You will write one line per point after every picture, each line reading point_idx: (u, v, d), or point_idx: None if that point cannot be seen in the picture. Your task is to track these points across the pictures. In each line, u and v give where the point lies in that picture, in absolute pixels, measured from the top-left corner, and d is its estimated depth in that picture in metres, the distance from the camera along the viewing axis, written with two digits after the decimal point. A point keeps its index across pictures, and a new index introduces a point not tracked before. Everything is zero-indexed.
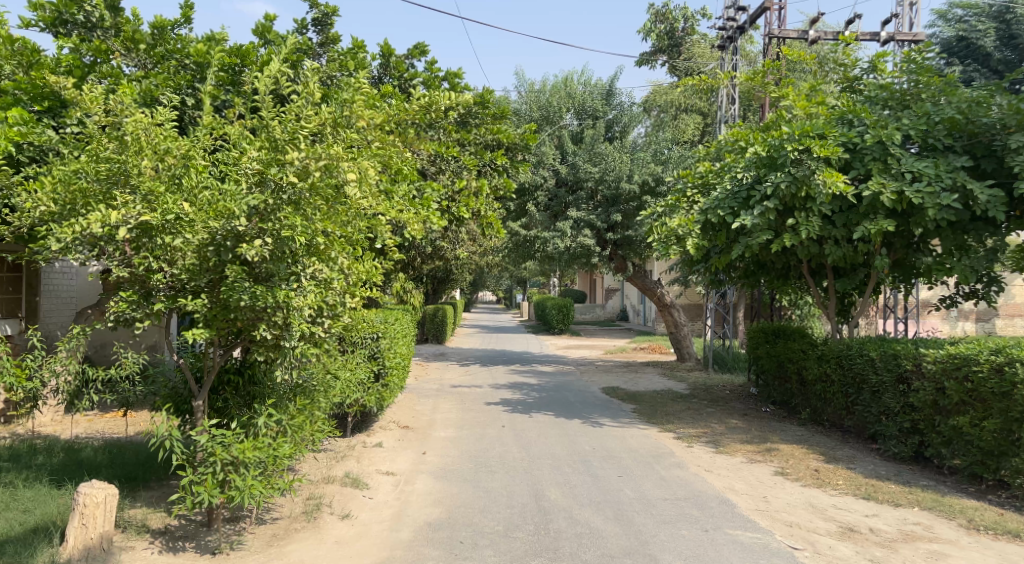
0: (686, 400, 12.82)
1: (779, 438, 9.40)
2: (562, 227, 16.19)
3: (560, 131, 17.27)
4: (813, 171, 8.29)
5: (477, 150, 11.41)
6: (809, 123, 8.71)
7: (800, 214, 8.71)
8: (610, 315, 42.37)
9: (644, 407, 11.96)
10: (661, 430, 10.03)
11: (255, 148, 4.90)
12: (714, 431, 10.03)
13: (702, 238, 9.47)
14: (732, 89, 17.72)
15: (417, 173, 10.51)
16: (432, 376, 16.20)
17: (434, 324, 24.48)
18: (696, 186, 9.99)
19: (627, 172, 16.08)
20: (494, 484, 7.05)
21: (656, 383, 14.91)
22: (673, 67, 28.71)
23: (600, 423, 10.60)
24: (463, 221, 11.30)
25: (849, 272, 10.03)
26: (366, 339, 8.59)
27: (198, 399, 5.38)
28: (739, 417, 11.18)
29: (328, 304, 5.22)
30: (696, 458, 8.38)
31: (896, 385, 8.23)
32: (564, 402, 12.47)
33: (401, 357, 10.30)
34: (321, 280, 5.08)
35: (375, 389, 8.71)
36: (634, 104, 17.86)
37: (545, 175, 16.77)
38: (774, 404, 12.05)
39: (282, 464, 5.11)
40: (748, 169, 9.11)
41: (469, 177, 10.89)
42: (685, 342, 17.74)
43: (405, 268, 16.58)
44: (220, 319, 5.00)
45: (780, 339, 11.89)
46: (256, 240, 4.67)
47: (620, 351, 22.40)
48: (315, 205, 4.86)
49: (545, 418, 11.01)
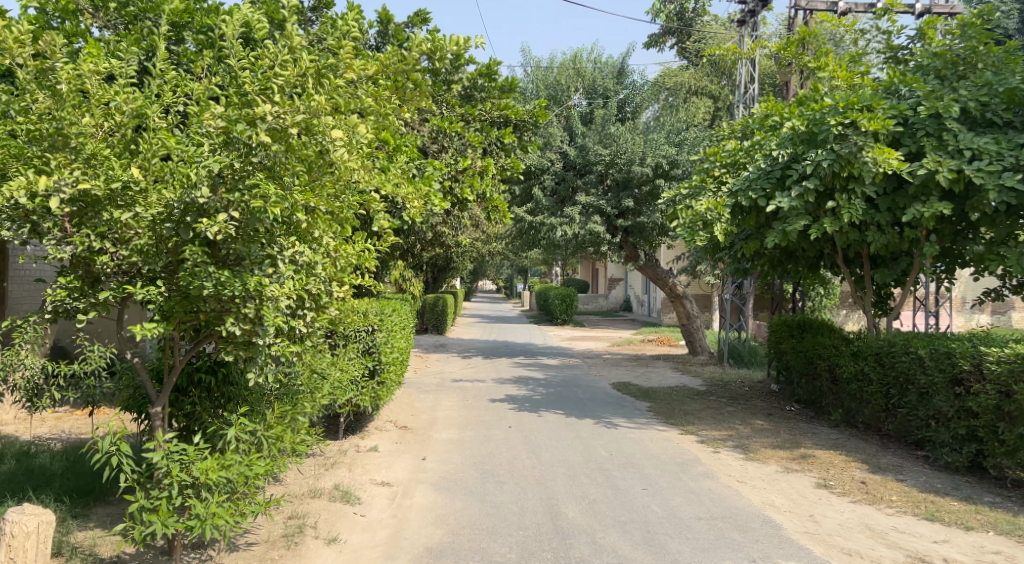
0: (704, 398, 12.01)
1: (813, 443, 8.57)
2: (570, 213, 15.33)
3: (568, 111, 16.42)
4: (861, 148, 7.39)
5: (482, 127, 10.51)
6: (855, 94, 7.82)
7: (842, 197, 7.87)
8: (614, 306, 41.56)
9: (660, 405, 11.15)
10: (682, 433, 9.21)
11: (219, 102, 3.98)
12: (740, 434, 9.19)
13: (732, 222, 8.60)
14: (751, 67, 16.98)
15: (417, 150, 9.62)
16: (432, 369, 15.37)
17: (435, 315, 23.62)
18: (723, 166, 9.11)
19: (639, 155, 15.22)
20: (504, 499, 6.21)
21: (669, 378, 14.09)
22: (683, 49, 27.96)
23: (615, 424, 9.78)
24: (466, 204, 10.44)
25: (890, 261, 9.17)
26: (360, 332, 7.74)
27: (156, 404, 4.46)
28: (764, 417, 10.35)
29: (310, 294, 4.36)
30: (726, 466, 7.55)
31: (950, 388, 7.40)
32: (574, 399, 11.64)
33: (400, 351, 9.45)
34: (302, 264, 4.23)
35: (370, 388, 7.88)
36: (646, 84, 17.03)
37: (553, 158, 15.89)
38: (799, 403, 11.23)
39: (256, 486, 4.27)
40: (783, 146, 8.23)
41: (474, 155, 10.02)
42: (698, 335, 16.90)
43: (404, 255, 15.72)
44: (181, 311, 4.14)
45: (807, 333, 11.05)
46: (219, 215, 3.78)
47: (628, 343, 21.59)
48: (294, 172, 3.97)
49: (555, 417, 10.19)
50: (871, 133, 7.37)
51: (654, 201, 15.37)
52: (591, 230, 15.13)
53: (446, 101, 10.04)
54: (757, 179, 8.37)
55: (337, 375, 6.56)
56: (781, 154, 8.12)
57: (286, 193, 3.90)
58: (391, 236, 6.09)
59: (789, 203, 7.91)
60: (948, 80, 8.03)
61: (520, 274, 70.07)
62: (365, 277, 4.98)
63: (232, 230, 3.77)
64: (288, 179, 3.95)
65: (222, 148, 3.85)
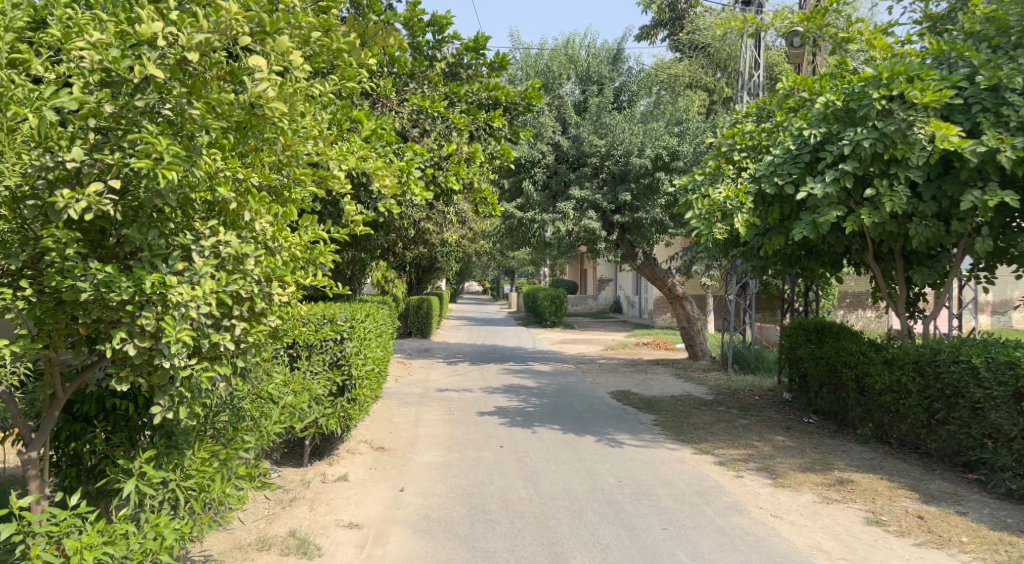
0: (713, 408, 10.99)
1: (846, 464, 7.53)
2: (563, 208, 14.25)
3: (561, 99, 15.38)
4: (910, 123, 6.36)
5: (469, 109, 9.42)
6: (898, 63, 6.78)
7: (882, 183, 6.85)
8: (603, 306, 40.67)
9: (666, 418, 10.11)
10: (696, 453, 8.17)
11: (100, 28, 2.83)
12: (762, 452, 8.14)
13: (754, 213, 7.54)
14: (755, 51, 15.83)
15: (394, 133, 8.52)
16: (416, 377, 14.23)
17: (419, 317, 22.39)
18: (741, 150, 8.05)
19: (638, 145, 14.15)
20: (497, 545, 5.10)
21: (671, 386, 13.06)
22: (675, 41, 27.00)
23: (619, 441, 8.73)
24: (451, 196, 9.34)
25: (927, 258, 8.16)
26: (326, 342, 6.62)
27: (29, 450, 3.29)
28: (782, 431, 9.32)
29: (240, 298, 3.24)
30: (755, 496, 6.49)
31: (1014, 403, 6.39)
32: (571, 412, 10.57)
33: (377, 361, 8.33)
34: (223, 256, 3.10)
35: (338, 407, 6.74)
36: (643, 70, 16.01)
37: (544, 149, 14.82)
38: (818, 414, 10.24)
39: (167, 561, 3.13)
40: (815, 124, 7.17)
41: (460, 140, 8.92)
42: (698, 338, 15.89)
43: (385, 254, 14.58)
44: (55, 322, 2.97)
45: (827, 338, 10.05)
46: (93, 186, 2.63)
47: (622, 347, 20.58)
48: (207, 125, 2.84)
49: (552, 433, 9.11)
50: (922, 107, 6.34)
51: (654, 195, 14.33)
52: (586, 226, 14.07)
53: (427, 79, 9.18)
54: (783, 163, 7.32)
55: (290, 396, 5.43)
56: (812, 134, 7.07)
57: (195, 155, 2.77)
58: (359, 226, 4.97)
59: (825, 190, 6.86)
60: (1001, 49, 6.94)
61: (506, 275, 68.95)
62: (320, 276, 3.86)
63: (109, 206, 2.61)
64: (195, 136, 2.81)
65: (98, 90, 2.72)
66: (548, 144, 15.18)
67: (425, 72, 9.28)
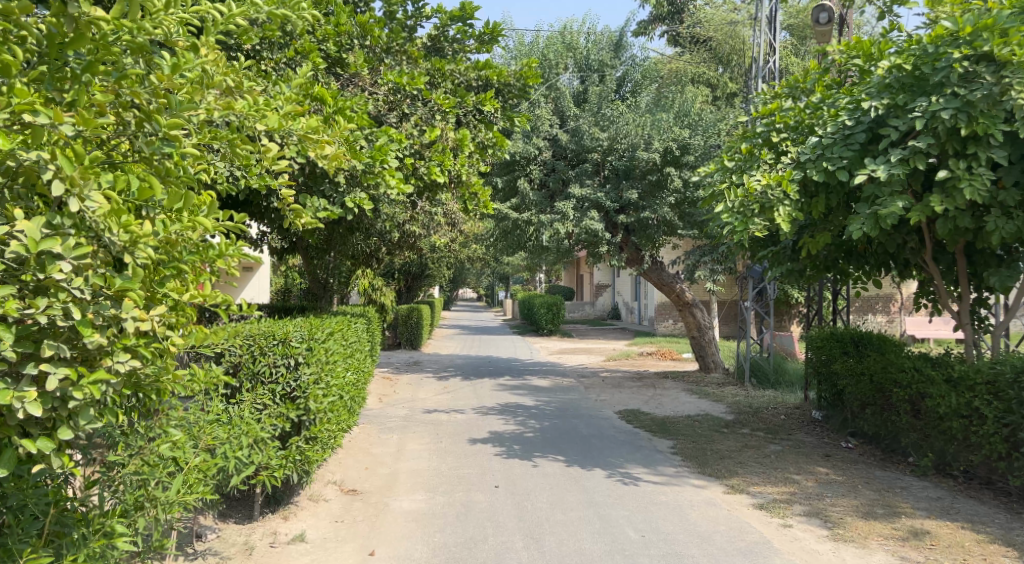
0: (735, 430, 9.71)
1: (913, 507, 6.23)
2: (562, 207, 12.95)
3: (558, 90, 14.17)
4: (1004, 87, 5.10)
5: (455, 90, 8.14)
6: (983, 16, 5.51)
7: (958, 164, 5.56)
8: (601, 314, 39.38)
9: (685, 445, 8.82)
10: (728, 492, 6.87)
11: None
12: (806, 491, 6.84)
13: (797, 206, 6.26)
14: (770, 36, 14.37)
15: (367, 116, 7.24)
16: (401, 395, 12.89)
17: (408, 328, 20.99)
18: (777, 130, 6.76)
19: (644, 138, 12.84)
20: None
21: (685, 403, 11.77)
22: (674, 35, 25.71)
23: (635, 476, 7.42)
24: (435, 191, 8.07)
25: (998, 259, 6.90)
26: (277, 367, 5.35)
27: None
28: (823, 461, 8.02)
29: (47, 328, 2.01)
30: (813, 556, 5.19)
31: None
32: (577, 439, 9.27)
33: (351, 386, 7.06)
34: (10, 256, 1.90)
35: (292, 449, 5.40)
36: (648, 58, 14.84)
37: (540, 145, 13.55)
38: (858, 439, 8.95)
39: None
40: (875, 96, 5.90)
41: (444, 125, 7.64)
42: (710, 347, 14.62)
43: (369, 260, 13.30)
44: None
45: (868, 350, 8.79)
46: None
47: (625, 357, 19.26)
48: None
49: (555, 467, 7.79)
50: (1016, 67, 5.09)
51: (661, 193, 13.05)
52: (587, 228, 12.79)
53: (405, 54, 8.00)
54: (832, 145, 6.08)
55: (200, 450, 4.09)
56: (872, 107, 5.83)
57: None
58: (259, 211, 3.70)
59: (890, 173, 5.58)
60: None
61: (501, 282, 67.60)
62: (216, 289, 2.54)
63: None
64: None
65: None
66: (545, 139, 13.92)
67: (403, 46, 8.01)
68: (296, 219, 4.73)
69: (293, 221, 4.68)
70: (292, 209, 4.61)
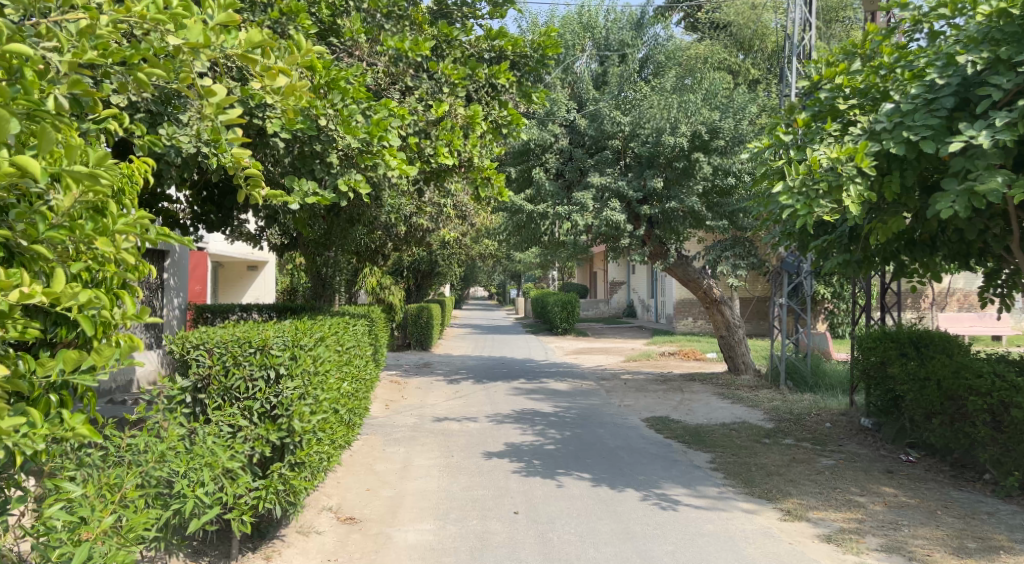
0: (778, 441, 8.76)
1: (1011, 540, 5.27)
2: (581, 198, 12.06)
3: (576, 73, 13.29)
4: None
5: (465, 61, 7.24)
6: None
7: None
8: (616, 312, 38.39)
9: (725, 459, 7.89)
10: (786, 517, 5.93)
11: None
12: (877, 517, 5.87)
13: (869, 185, 5.31)
14: (805, 10, 13.25)
15: (365, 89, 6.35)
16: (410, 401, 12.01)
17: (418, 328, 20.10)
18: (846, 98, 5.78)
19: (670, 121, 11.83)
20: None
21: (717, 409, 10.81)
22: (692, 21, 24.66)
23: (676, 498, 6.47)
24: (443, 175, 7.19)
25: None
26: (254, 381, 4.47)
27: None
28: (886, 478, 7.06)
29: None
30: None
31: None
32: (603, 452, 8.35)
33: (347, 399, 6.16)
34: None
35: (274, 479, 4.49)
36: (671, 38, 13.89)
37: (556, 131, 12.67)
38: (919, 451, 7.99)
39: None
40: (970, 50, 4.93)
41: (452, 100, 6.77)
42: (739, 347, 13.67)
43: (375, 256, 12.44)
44: None
45: (930, 351, 7.83)
46: None
47: (645, 357, 18.32)
48: None
49: (583, 487, 6.87)
50: None
51: (688, 180, 12.13)
52: (607, 219, 11.87)
53: (408, 20, 7.12)
54: (913, 112, 5.12)
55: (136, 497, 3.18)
56: (968, 63, 4.85)
57: None
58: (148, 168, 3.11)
59: (993, 140, 4.61)
60: None
61: (513, 281, 66.66)
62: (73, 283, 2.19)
63: None
64: None
65: None
66: (561, 125, 13.05)
67: (406, 11, 7.14)
68: (255, 187, 4.32)
69: (252, 191, 4.24)
70: (248, 174, 4.17)
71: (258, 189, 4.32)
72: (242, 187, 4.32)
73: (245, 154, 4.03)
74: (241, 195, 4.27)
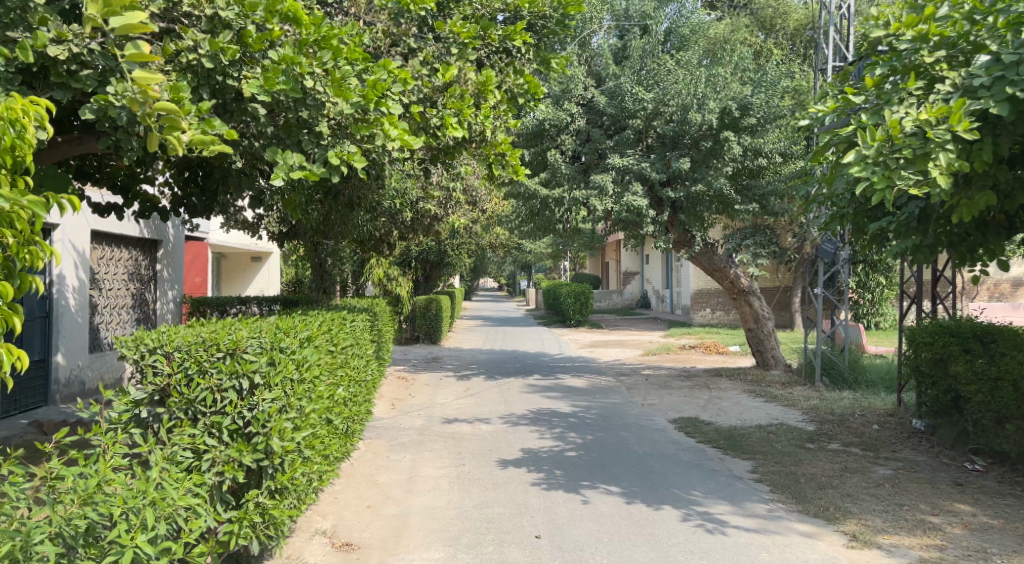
0: (825, 446, 7.91)
1: None
2: (600, 181, 11.21)
3: (595, 47, 12.42)
4: None
5: (474, 20, 6.43)
6: None
7: None
8: (629, 304, 37.53)
9: (768, 469, 7.05)
10: (853, 544, 5.09)
11: None
12: (960, 544, 5.03)
13: (960, 153, 4.43)
14: None
15: (361, 49, 5.54)
16: (417, 400, 11.21)
17: (427, 321, 19.30)
18: (930, 51, 4.88)
19: (697, 96, 10.95)
20: None
21: (750, 408, 9.97)
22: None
23: (722, 519, 5.63)
24: (452, 150, 6.43)
25: None
26: (223, 393, 3.69)
27: None
28: (956, 492, 6.22)
29: None
30: None
31: None
32: (631, 460, 7.53)
33: (342, 407, 5.37)
34: None
35: (249, 510, 3.70)
36: (696, 9, 12.97)
37: (573, 110, 11.80)
38: (986, 460, 7.13)
39: None
40: None
41: (461, 64, 6.00)
42: (768, 340, 12.82)
43: (380, 245, 11.64)
44: None
45: (999, 346, 6.96)
46: None
47: (664, 351, 17.48)
48: None
49: (613, 504, 6.04)
50: None
51: (715, 161, 11.23)
52: (629, 204, 11.03)
53: None
54: (1017, 64, 4.20)
55: None
56: None
57: None
58: (44, 112, 2.61)
59: None
60: None
61: (523, 272, 65.84)
62: None
63: None
64: None
65: None
66: (578, 104, 12.19)
67: None
68: (171, 133, 3.85)
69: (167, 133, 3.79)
70: (159, 109, 3.74)
71: (176, 135, 3.85)
72: (156, 134, 3.82)
73: (148, 76, 3.63)
74: (156, 139, 3.78)
